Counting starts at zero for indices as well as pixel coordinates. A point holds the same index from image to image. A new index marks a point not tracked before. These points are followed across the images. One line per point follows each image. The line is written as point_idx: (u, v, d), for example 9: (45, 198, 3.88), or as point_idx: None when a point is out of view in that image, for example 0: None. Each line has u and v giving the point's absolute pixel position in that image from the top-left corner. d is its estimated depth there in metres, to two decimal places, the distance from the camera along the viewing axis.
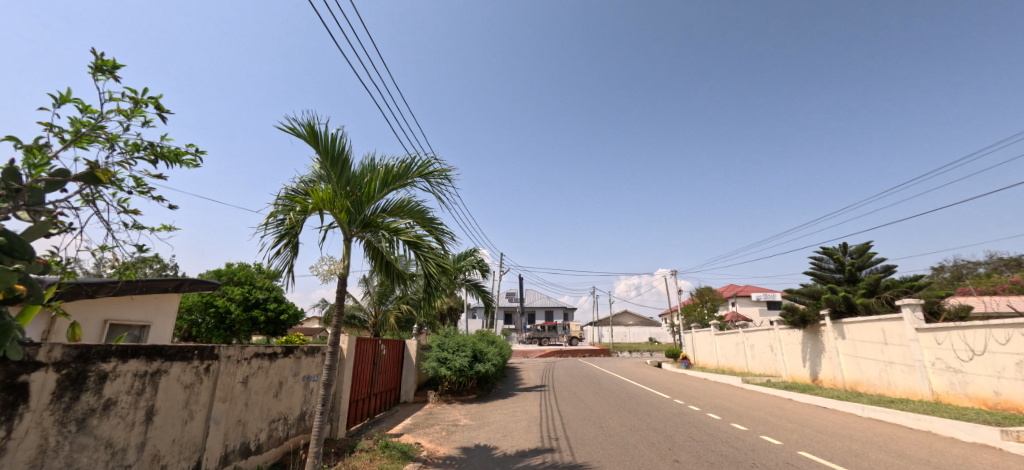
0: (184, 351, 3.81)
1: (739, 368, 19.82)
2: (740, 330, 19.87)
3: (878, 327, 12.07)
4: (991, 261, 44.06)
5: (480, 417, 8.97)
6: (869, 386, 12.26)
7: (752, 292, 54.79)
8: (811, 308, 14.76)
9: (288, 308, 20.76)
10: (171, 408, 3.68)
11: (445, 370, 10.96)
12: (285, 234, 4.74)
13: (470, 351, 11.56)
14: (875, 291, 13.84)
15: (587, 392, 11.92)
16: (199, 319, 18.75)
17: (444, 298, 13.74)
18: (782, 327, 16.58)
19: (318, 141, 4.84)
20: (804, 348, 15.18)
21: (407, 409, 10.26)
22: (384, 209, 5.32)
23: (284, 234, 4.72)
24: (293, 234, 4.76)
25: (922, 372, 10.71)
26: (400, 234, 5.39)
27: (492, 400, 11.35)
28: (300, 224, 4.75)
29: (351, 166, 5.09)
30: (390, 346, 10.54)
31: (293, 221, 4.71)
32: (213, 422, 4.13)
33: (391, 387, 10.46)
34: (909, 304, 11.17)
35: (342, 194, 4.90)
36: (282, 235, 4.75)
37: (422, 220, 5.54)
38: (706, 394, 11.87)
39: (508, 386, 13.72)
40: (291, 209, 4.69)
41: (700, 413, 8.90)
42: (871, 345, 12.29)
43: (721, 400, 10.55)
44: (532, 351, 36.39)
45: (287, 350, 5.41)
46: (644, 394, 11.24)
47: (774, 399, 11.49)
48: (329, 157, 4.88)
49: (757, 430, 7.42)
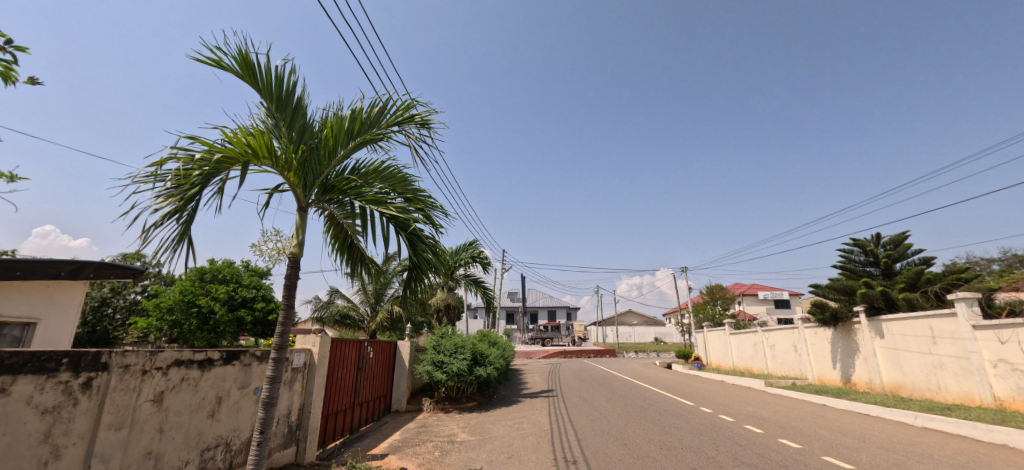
0: (43, 359, 2.61)
1: (758, 370, 18.53)
2: (759, 329, 18.58)
3: (924, 324, 10.82)
4: (1005, 258, 42.79)
5: (481, 430, 7.74)
6: (915, 390, 11.00)
7: (759, 291, 53.49)
8: (842, 305, 13.48)
9: (277, 306, 19.61)
10: (15, 444, 2.46)
11: (440, 375, 9.75)
12: (173, 195, 3.43)
13: (469, 353, 10.32)
14: (916, 286, 12.52)
15: (600, 399, 10.64)
16: (181, 319, 17.58)
17: (440, 294, 12.55)
18: (807, 326, 15.32)
19: (256, 77, 3.65)
20: (834, 349, 13.93)
21: (397, 420, 9.04)
22: (351, 171, 4.14)
23: (168, 195, 3.40)
24: (181, 196, 3.45)
25: (980, 374, 9.42)
26: (374, 204, 4.16)
27: (494, 408, 10.13)
28: (195, 184, 3.49)
29: (307, 114, 3.93)
30: (380, 347, 9.34)
31: (186, 178, 3.46)
32: (100, 458, 2.91)
33: (381, 394, 9.28)
34: (964, 298, 9.85)
35: (291, 146, 3.74)
36: (168, 197, 3.43)
37: (404, 187, 4.31)
38: (735, 400, 10.59)
39: (512, 392, 12.46)
40: (190, 158, 3.43)
41: (736, 425, 7.67)
42: (915, 345, 11.04)
43: (753, 408, 9.32)
44: (536, 352, 35.14)
45: (229, 356, 4.17)
46: (665, 401, 10.00)
47: (812, 406, 10.24)
48: (271, 97, 3.70)
49: (813, 448, 6.19)
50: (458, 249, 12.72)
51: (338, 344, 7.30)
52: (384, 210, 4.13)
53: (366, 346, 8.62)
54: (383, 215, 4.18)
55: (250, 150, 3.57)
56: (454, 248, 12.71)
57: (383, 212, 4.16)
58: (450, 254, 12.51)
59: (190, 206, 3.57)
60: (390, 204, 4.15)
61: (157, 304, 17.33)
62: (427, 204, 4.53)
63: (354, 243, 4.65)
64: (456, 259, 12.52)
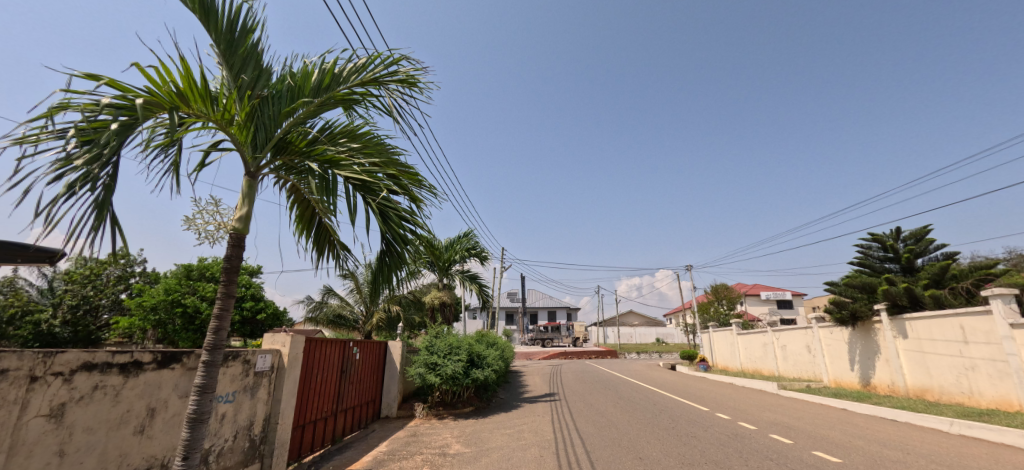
0: None
1: (767, 372, 17.73)
2: (769, 329, 17.81)
3: (955, 323, 10.05)
4: (1010, 257, 42.10)
5: (478, 440, 7.00)
6: (943, 394, 10.26)
7: (762, 291, 52.73)
8: (861, 303, 12.74)
9: (267, 306, 18.86)
10: None
11: (433, 378, 8.98)
12: (79, 155, 2.13)
13: (465, 354, 9.55)
14: (941, 282, 11.79)
15: (607, 403, 9.89)
16: (165, 319, 16.77)
17: (435, 291, 11.79)
18: (821, 325, 14.58)
19: (204, 8, 2.60)
20: (851, 349, 13.21)
21: (387, 428, 8.27)
22: (316, 132, 3.35)
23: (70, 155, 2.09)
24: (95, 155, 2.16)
25: (1018, 376, 8.66)
26: (337, 167, 3.33)
27: (492, 413, 9.38)
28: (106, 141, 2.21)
29: (268, 65, 2.99)
30: (368, 348, 8.60)
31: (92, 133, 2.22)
32: None
33: (369, 399, 8.54)
34: (999, 294, 9.12)
35: (239, 100, 2.85)
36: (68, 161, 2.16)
37: (377, 151, 3.50)
38: (750, 404, 9.85)
39: (512, 395, 11.70)
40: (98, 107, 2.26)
41: (760, 435, 6.97)
42: (943, 344, 10.30)
43: (773, 414, 8.61)
44: (536, 353, 34.28)
45: (167, 359, 3.43)
46: (678, 406, 9.23)
47: (834, 411, 9.54)
48: (219, 38, 2.69)
49: (852, 461, 5.49)
50: (453, 243, 11.95)
51: (319, 344, 6.56)
52: (351, 174, 3.31)
53: (352, 346, 7.87)
54: (348, 180, 3.35)
55: (179, 95, 2.61)
56: (449, 242, 11.95)
57: (345, 176, 3.34)
58: (444, 249, 11.74)
59: (107, 171, 2.24)
60: (355, 168, 3.32)
61: (140, 304, 16.58)
62: (410, 175, 3.70)
63: (325, 223, 3.95)
64: (450, 255, 11.74)
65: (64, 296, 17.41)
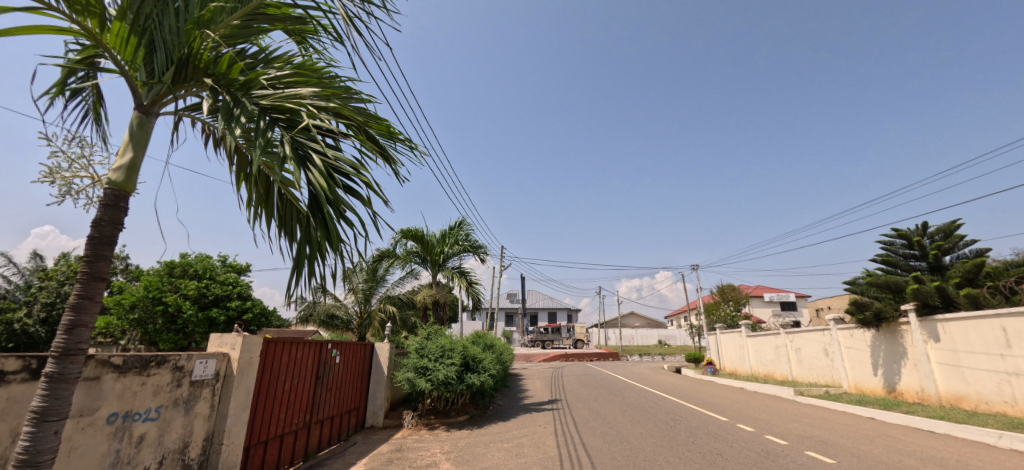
0: None
1: (780, 376, 16.83)
2: (782, 331, 16.92)
3: (995, 325, 9.19)
4: None
5: (473, 457, 6.17)
6: (982, 403, 9.37)
7: (766, 293, 51.88)
8: (885, 303, 11.84)
9: (254, 305, 17.99)
10: None
11: (423, 383, 8.11)
12: None
13: (459, 357, 8.67)
14: (975, 281, 10.91)
15: (614, 412, 9.04)
16: (145, 318, 15.87)
17: (426, 290, 10.92)
18: (840, 327, 13.71)
19: None
20: (875, 353, 12.30)
21: (370, 440, 7.43)
22: (247, 60, 2.49)
23: None
24: None
25: None
26: (260, 97, 2.39)
27: (489, 423, 8.55)
28: None
29: None
30: (351, 350, 7.76)
31: None
32: None
33: (351, 407, 7.69)
34: None
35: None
36: None
37: (320, 83, 2.62)
38: (773, 414, 8.97)
39: (511, 402, 10.82)
40: None
41: (795, 452, 6.14)
42: (981, 349, 9.42)
43: (803, 427, 7.74)
44: (536, 354, 33.40)
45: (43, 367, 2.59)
46: (693, 416, 8.37)
47: (864, 422, 8.70)
48: None
49: None
50: (445, 237, 11.09)
51: (286, 347, 5.69)
52: (276, 105, 2.35)
53: (331, 348, 7.03)
54: (275, 114, 2.39)
55: None
56: (441, 235, 11.10)
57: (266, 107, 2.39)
58: (436, 242, 10.87)
59: None
60: (282, 97, 2.42)
61: (120, 302, 15.71)
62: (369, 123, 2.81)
63: (286, 198, 3.08)
64: (443, 249, 10.86)
65: (38, 294, 16.52)
